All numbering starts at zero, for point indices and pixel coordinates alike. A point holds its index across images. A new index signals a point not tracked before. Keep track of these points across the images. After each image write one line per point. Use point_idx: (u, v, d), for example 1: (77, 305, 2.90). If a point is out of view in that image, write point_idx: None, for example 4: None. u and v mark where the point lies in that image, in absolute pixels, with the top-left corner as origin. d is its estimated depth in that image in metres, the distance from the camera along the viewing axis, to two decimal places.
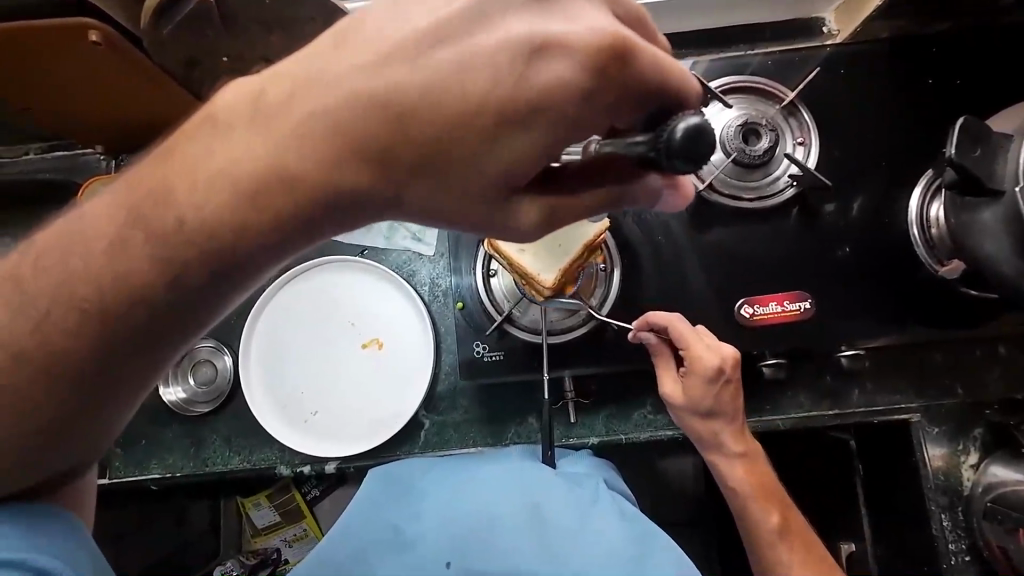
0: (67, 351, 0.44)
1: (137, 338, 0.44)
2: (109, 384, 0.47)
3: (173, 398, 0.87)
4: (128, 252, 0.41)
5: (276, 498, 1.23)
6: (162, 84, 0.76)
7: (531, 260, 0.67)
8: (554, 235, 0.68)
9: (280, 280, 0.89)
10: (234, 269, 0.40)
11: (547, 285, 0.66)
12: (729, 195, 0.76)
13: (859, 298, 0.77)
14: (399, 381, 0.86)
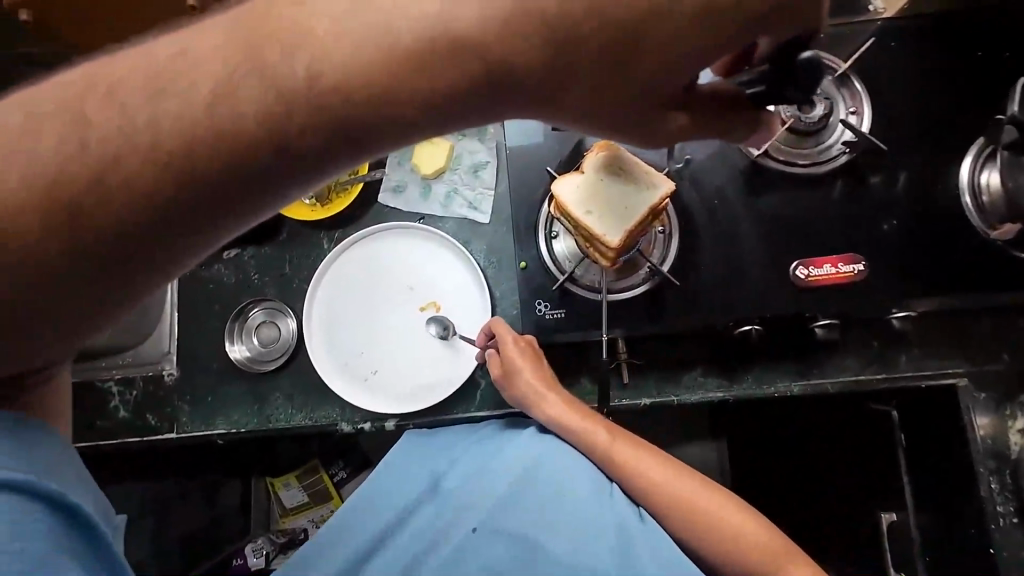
0: (113, 203, 0.39)
1: (206, 202, 0.41)
2: (147, 253, 0.43)
3: (238, 355, 0.91)
4: (220, 108, 0.39)
5: (304, 480, 1.26)
6: None
7: (599, 223, 0.70)
8: (620, 199, 0.70)
9: (341, 244, 0.92)
10: (346, 147, 0.42)
11: (614, 246, 0.69)
12: (783, 160, 0.79)
13: (911, 262, 0.79)
14: (457, 342, 0.89)
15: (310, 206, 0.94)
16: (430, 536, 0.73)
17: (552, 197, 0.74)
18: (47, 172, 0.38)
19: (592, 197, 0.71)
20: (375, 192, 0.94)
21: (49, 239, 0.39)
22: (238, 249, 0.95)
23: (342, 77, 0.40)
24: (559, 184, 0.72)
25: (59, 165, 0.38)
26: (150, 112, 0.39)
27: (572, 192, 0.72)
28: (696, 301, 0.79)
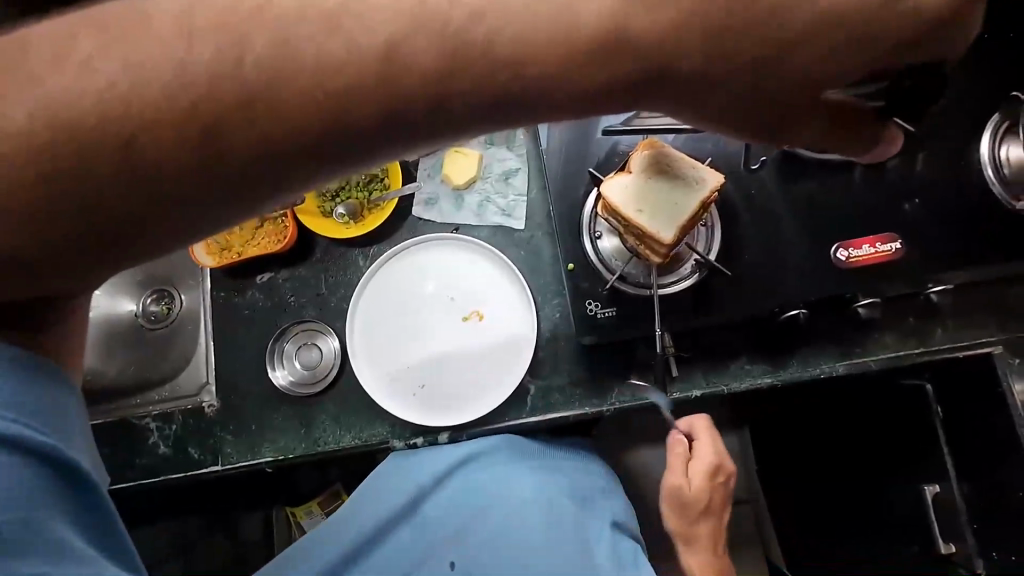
0: (227, 140, 0.36)
1: (315, 148, 0.38)
2: (227, 194, 0.39)
3: (280, 381, 0.89)
4: (314, 77, 0.36)
5: (327, 506, 1.22)
6: None
7: (650, 222, 0.71)
8: (669, 196, 0.72)
9: (379, 259, 0.92)
10: (485, 118, 0.41)
11: (668, 243, 0.70)
12: (815, 148, 0.81)
13: (942, 237, 0.82)
14: (503, 350, 0.88)
15: (342, 223, 0.92)
16: (408, 548, 0.81)
17: (601, 199, 0.75)
18: (133, 106, 0.34)
19: (642, 197, 0.72)
20: (408, 207, 0.95)
21: (132, 177, 0.36)
22: (272, 273, 0.94)
23: (441, 74, 0.37)
24: (609, 186, 0.73)
25: (133, 117, 0.35)
26: (237, 75, 0.35)
27: (621, 193, 0.73)
28: (741, 291, 0.80)
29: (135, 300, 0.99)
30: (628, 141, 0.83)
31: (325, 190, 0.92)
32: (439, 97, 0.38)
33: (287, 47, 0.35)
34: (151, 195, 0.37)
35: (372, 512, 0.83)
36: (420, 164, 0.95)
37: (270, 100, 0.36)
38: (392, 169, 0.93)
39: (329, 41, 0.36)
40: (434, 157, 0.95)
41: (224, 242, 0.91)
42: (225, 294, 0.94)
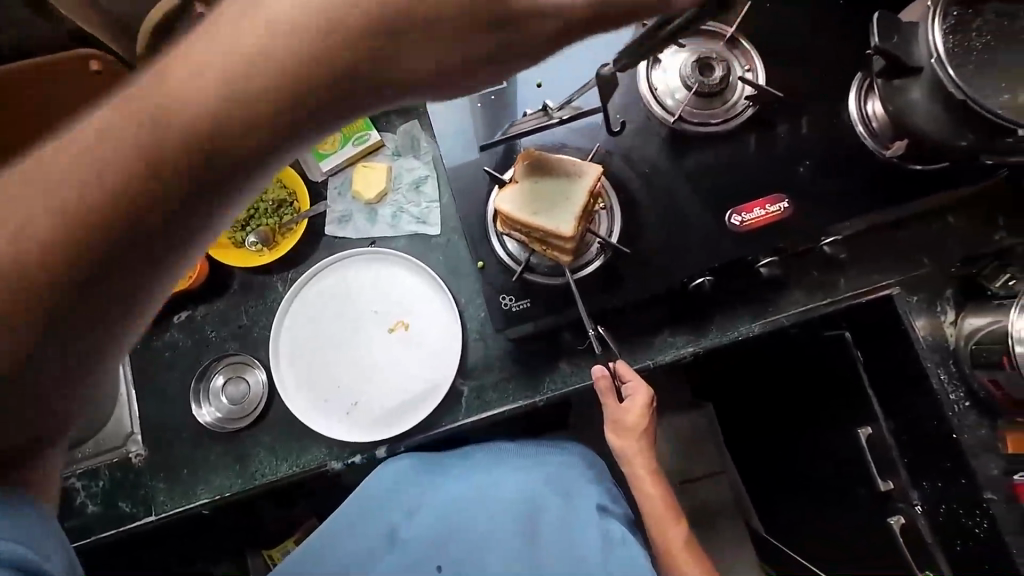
0: (96, 211, 0.35)
1: (195, 189, 0.38)
2: (125, 266, 0.38)
3: (208, 418, 0.87)
4: (156, 114, 0.36)
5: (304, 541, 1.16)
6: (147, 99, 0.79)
7: (547, 220, 0.73)
8: (559, 194, 0.74)
9: (297, 282, 0.91)
10: (346, 101, 0.41)
11: (569, 237, 0.72)
12: (699, 123, 0.85)
13: (826, 193, 0.87)
14: (432, 356, 0.89)
15: (257, 251, 0.91)
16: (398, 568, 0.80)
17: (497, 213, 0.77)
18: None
19: (534, 200, 0.74)
20: (321, 226, 0.94)
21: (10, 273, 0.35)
22: (189, 310, 0.92)
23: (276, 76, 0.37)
24: (499, 197, 0.75)
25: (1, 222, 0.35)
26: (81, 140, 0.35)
27: (515, 201, 0.75)
28: (648, 266, 0.83)
29: None
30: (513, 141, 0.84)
31: (234, 220, 0.91)
32: (292, 96, 0.38)
33: (121, 105, 0.36)
34: (41, 289, 0.36)
35: (356, 528, 0.82)
36: (328, 183, 0.95)
37: (147, 149, 0.36)
38: (300, 192, 0.92)
39: (155, 84, 0.36)
40: (341, 175, 0.96)
41: None
42: (141, 339, 0.91)
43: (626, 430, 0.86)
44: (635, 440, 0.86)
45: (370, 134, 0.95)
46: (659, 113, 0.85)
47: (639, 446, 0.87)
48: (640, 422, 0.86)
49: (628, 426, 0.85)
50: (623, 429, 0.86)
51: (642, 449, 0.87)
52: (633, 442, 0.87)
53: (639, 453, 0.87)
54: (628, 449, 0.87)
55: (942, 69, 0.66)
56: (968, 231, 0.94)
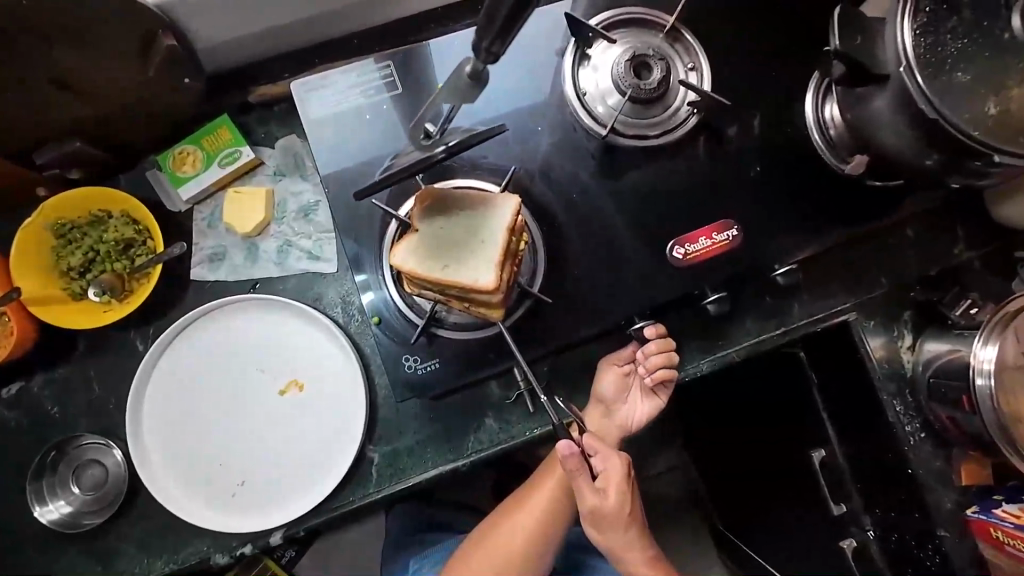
0: None
1: None
2: None
3: (54, 517, 0.72)
4: None
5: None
6: None
7: (462, 272, 0.58)
8: (472, 235, 0.59)
9: (159, 340, 0.74)
10: None
11: (492, 288, 0.57)
12: (634, 135, 0.72)
13: (779, 212, 0.76)
14: (332, 420, 0.75)
15: (103, 306, 0.73)
16: None
17: (400, 273, 0.61)
18: None
19: (442, 250, 0.59)
20: (186, 267, 0.77)
21: None
22: (22, 381, 0.74)
23: None
24: (396, 255, 0.59)
25: None
26: None
27: (421, 252, 0.59)
28: (581, 310, 0.71)
29: None
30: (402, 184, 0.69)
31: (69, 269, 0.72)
32: None
33: None
34: None
35: None
36: (195, 214, 0.77)
37: None
38: (153, 228, 0.74)
39: None
40: (211, 204, 0.78)
41: None
42: None
43: (605, 521, 0.71)
44: (619, 529, 0.72)
45: (242, 151, 0.77)
46: (588, 124, 0.71)
47: (625, 532, 0.72)
48: (620, 508, 0.70)
49: (607, 515, 0.70)
50: (601, 518, 0.71)
51: (631, 534, 0.73)
52: (618, 530, 0.71)
53: (629, 538, 0.73)
54: (614, 540, 0.72)
55: (913, 80, 0.55)
56: (927, 245, 0.85)
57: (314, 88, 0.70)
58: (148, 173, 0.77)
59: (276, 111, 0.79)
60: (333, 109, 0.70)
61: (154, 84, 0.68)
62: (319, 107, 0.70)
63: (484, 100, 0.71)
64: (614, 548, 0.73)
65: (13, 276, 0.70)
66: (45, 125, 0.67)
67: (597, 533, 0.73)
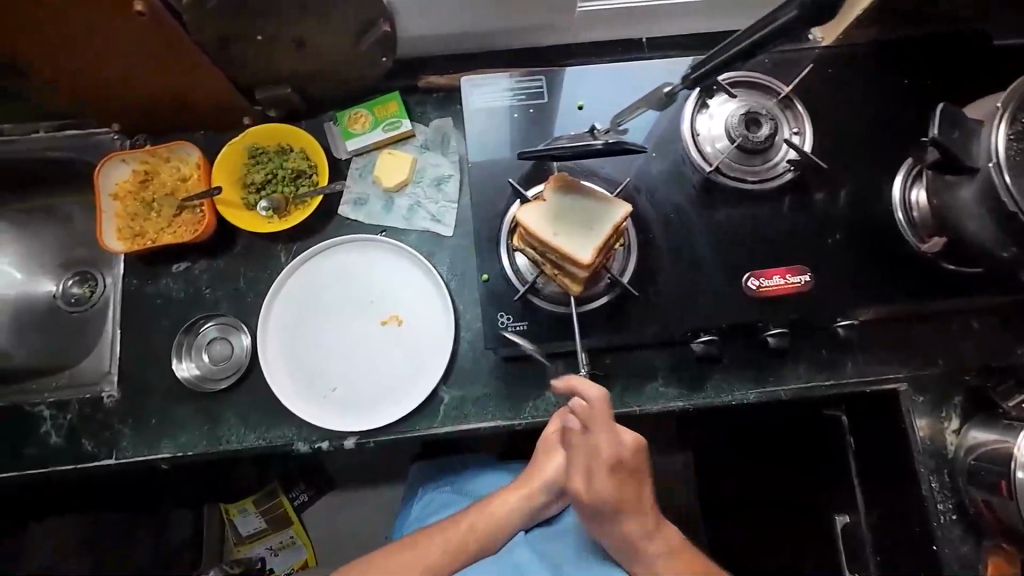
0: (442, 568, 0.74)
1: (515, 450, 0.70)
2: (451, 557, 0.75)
3: (185, 375, 0.87)
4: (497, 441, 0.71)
5: (260, 505, 1.40)
6: (186, 53, 0.75)
7: (567, 244, 0.65)
8: (587, 218, 0.66)
9: (298, 257, 0.90)
10: None
11: (586, 263, 0.64)
12: (735, 177, 0.82)
13: (851, 272, 0.84)
14: (419, 356, 0.87)
15: (266, 218, 0.90)
16: None
17: (517, 228, 0.69)
18: None
19: (559, 219, 0.67)
20: (335, 204, 0.93)
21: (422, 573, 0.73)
22: (189, 263, 0.91)
23: None
24: (522, 211, 0.68)
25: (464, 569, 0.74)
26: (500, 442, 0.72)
27: (539, 216, 0.68)
28: (657, 314, 0.80)
29: (55, 283, 1.12)
30: (531, 175, 0.83)
31: (250, 182, 0.90)
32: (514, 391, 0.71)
33: None
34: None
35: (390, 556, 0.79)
36: (351, 163, 0.93)
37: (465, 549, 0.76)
38: (320, 166, 0.91)
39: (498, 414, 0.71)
40: (366, 158, 0.94)
41: (139, 229, 0.88)
42: (137, 281, 0.90)
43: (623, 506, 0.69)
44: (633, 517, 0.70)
45: (403, 123, 0.93)
46: (697, 160, 0.83)
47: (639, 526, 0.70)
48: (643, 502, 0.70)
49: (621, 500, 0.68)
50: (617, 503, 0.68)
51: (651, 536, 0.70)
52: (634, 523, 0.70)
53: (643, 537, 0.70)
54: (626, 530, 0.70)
55: (999, 175, 0.63)
56: (990, 337, 0.90)
57: (477, 84, 0.86)
58: (323, 124, 0.94)
59: (436, 97, 0.96)
60: (490, 104, 0.86)
61: (359, 58, 0.86)
62: (481, 100, 0.86)
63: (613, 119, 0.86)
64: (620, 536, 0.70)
65: (213, 179, 0.89)
66: (274, 71, 0.85)
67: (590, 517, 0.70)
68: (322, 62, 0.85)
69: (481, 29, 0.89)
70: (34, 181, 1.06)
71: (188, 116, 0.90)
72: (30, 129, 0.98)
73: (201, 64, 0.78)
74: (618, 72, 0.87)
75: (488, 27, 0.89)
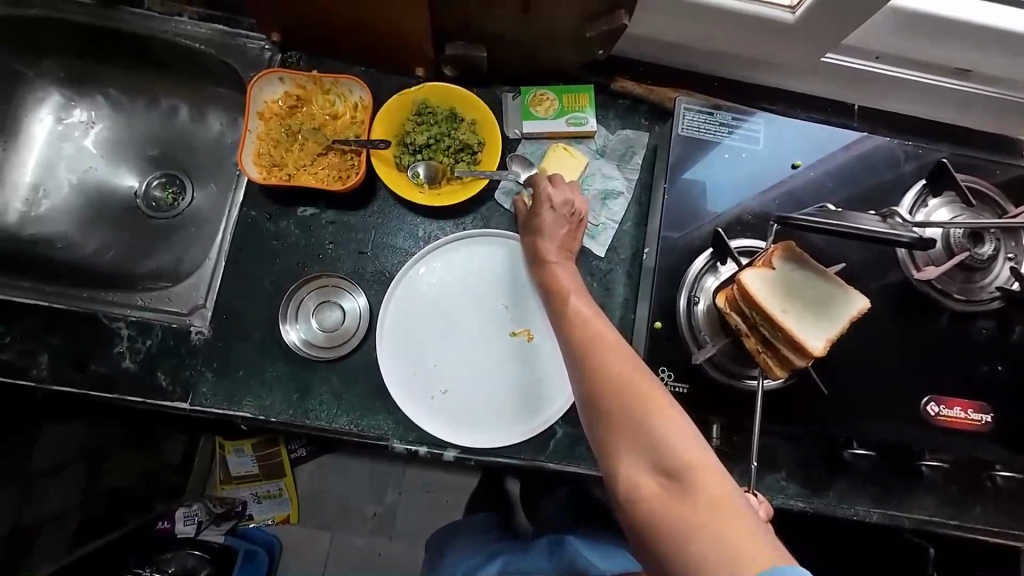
0: None
1: (568, 334, 0.63)
2: None
3: (291, 337, 0.78)
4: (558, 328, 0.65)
5: (257, 450, 1.32)
6: (415, 13, 0.69)
7: (796, 325, 0.60)
8: (820, 302, 0.61)
9: (438, 241, 0.81)
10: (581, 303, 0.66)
11: (814, 353, 0.59)
12: (938, 288, 0.78)
13: (1015, 418, 0.79)
14: (544, 379, 0.79)
15: (415, 185, 0.81)
16: None
17: (733, 287, 0.63)
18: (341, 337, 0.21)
19: (789, 295, 0.61)
20: (489, 191, 0.83)
21: None
22: (317, 210, 0.81)
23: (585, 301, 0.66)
24: (749, 273, 0.61)
25: None
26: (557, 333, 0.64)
27: (763, 284, 0.62)
28: (804, 411, 0.76)
29: (138, 179, 0.99)
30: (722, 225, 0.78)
31: (409, 141, 0.79)
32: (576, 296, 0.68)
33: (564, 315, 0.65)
34: None
35: None
36: (519, 144, 0.84)
37: None
38: (490, 147, 0.81)
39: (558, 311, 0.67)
40: (537, 144, 0.85)
41: (277, 158, 0.80)
42: (256, 214, 0.81)
43: (683, 482, 0.49)
44: (699, 500, 0.47)
45: (589, 120, 0.84)
46: (903, 260, 0.79)
47: (717, 521, 0.46)
48: (729, 495, 0.47)
49: (660, 454, 0.50)
50: (648, 451, 0.51)
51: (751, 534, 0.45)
52: (717, 515, 0.46)
53: (710, 528, 0.46)
54: (670, 509, 0.48)
55: None
56: None
57: (692, 107, 0.81)
58: (501, 96, 0.86)
59: (626, 105, 0.86)
60: (697, 133, 0.81)
61: (574, 45, 0.77)
62: (688, 126, 0.81)
63: (822, 186, 0.81)
64: (666, 516, 0.48)
65: (374, 127, 0.80)
66: (481, 30, 0.75)
67: (630, 475, 0.52)
68: (536, 39, 0.76)
69: (709, 48, 0.80)
70: (149, 60, 0.94)
71: (363, 49, 0.81)
72: (173, 11, 0.88)
73: (422, 25, 0.72)
74: (836, 139, 0.82)
75: (716, 48, 0.80)
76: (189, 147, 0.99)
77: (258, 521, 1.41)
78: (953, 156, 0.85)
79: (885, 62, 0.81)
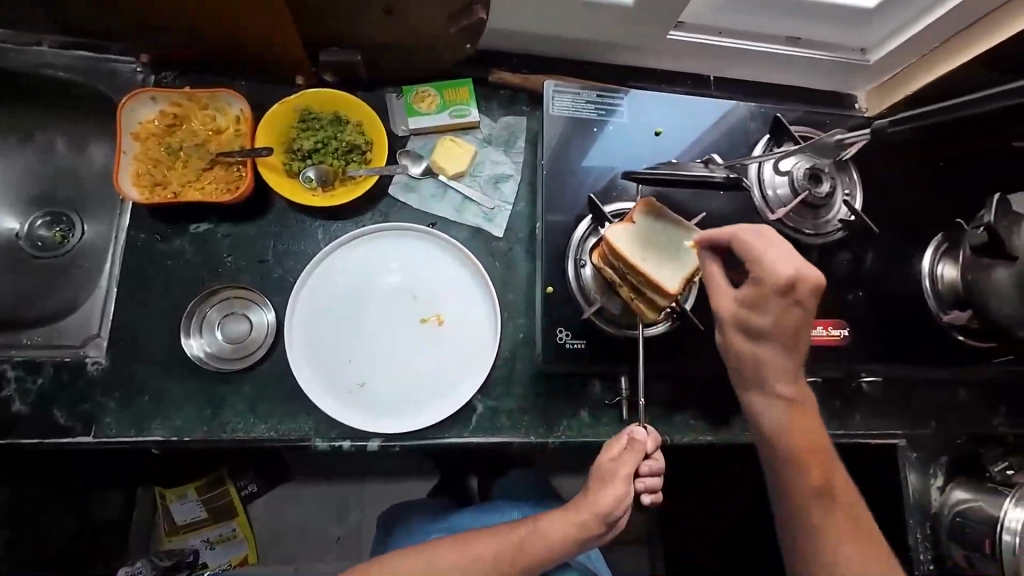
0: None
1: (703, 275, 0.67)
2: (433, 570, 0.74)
3: (195, 351, 0.77)
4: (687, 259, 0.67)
5: (204, 491, 1.27)
6: (278, 24, 0.72)
7: (656, 270, 0.67)
8: (676, 248, 0.69)
9: (337, 240, 0.82)
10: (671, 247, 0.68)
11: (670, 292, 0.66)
12: (791, 228, 0.88)
13: (872, 330, 0.90)
14: (459, 358, 0.82)
15: (309, 189, 0.83)
16: None
17: (602, 244, 0.70)
18: None
19: (649, 245, 0.69)
20: (383, 188, 0.86)
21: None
22: (211, 225, 0.81)
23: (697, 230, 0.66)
24: (611, 230, 0.69)
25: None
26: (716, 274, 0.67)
27: (626, 238, 0.69)
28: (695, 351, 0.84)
29: (19, 220, 0.94)
30: (601, 193, 0.85)
31: (296, 147, 0.81)
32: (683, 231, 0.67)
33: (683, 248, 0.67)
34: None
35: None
36: (408, 141, 0.88)
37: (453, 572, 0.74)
38: (377, 145, 0.85)
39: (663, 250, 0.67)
40: (425, 139, 0.89)
41: (160, 177, 0.79)
42: (145, 236, 0.80)
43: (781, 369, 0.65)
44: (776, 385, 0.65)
45: (471, 112, 0.89)
46: (761, 208, 0.88)
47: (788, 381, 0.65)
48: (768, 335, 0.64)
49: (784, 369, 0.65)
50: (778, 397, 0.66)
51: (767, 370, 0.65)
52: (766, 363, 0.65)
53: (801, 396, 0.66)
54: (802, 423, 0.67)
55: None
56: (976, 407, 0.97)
57: (560, 90, 0.88)
58: (385, 96, 0.89)
59: (504, 94, 0.92)
60: (569, 113, 0.88)
61: (442, 43, 0.82)
62: (560, 108, 0.88)
63: (686, 148, 0.90)
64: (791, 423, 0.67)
65: (258, 137, 0.81)
66: (349, 35, 0.79)
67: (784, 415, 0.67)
68: (404, 39, 0.80)
69: (568, 35, 0.88)
70: (13, 95, 0.90)
71: (236, 63, 0.82)
72: (33, 41, 0.86)
73: (289, 34, 0.74)
74: (691, 106, 0.92)
75: (574, 35, 0.87)
76: (72, 181, 0.96)
77: (212, 569, 1.29)
78: (794, 112, 0.97)
79: (725, 35, 0.91)
